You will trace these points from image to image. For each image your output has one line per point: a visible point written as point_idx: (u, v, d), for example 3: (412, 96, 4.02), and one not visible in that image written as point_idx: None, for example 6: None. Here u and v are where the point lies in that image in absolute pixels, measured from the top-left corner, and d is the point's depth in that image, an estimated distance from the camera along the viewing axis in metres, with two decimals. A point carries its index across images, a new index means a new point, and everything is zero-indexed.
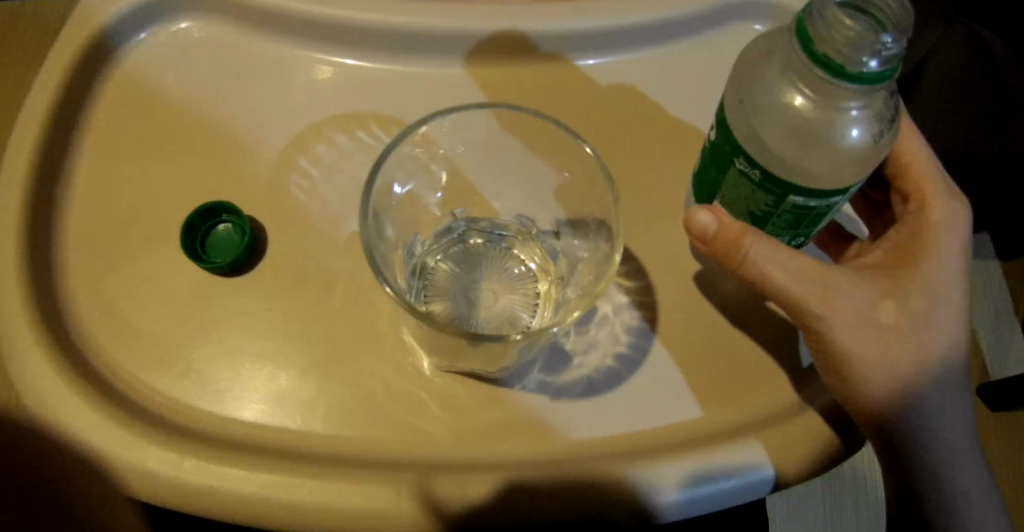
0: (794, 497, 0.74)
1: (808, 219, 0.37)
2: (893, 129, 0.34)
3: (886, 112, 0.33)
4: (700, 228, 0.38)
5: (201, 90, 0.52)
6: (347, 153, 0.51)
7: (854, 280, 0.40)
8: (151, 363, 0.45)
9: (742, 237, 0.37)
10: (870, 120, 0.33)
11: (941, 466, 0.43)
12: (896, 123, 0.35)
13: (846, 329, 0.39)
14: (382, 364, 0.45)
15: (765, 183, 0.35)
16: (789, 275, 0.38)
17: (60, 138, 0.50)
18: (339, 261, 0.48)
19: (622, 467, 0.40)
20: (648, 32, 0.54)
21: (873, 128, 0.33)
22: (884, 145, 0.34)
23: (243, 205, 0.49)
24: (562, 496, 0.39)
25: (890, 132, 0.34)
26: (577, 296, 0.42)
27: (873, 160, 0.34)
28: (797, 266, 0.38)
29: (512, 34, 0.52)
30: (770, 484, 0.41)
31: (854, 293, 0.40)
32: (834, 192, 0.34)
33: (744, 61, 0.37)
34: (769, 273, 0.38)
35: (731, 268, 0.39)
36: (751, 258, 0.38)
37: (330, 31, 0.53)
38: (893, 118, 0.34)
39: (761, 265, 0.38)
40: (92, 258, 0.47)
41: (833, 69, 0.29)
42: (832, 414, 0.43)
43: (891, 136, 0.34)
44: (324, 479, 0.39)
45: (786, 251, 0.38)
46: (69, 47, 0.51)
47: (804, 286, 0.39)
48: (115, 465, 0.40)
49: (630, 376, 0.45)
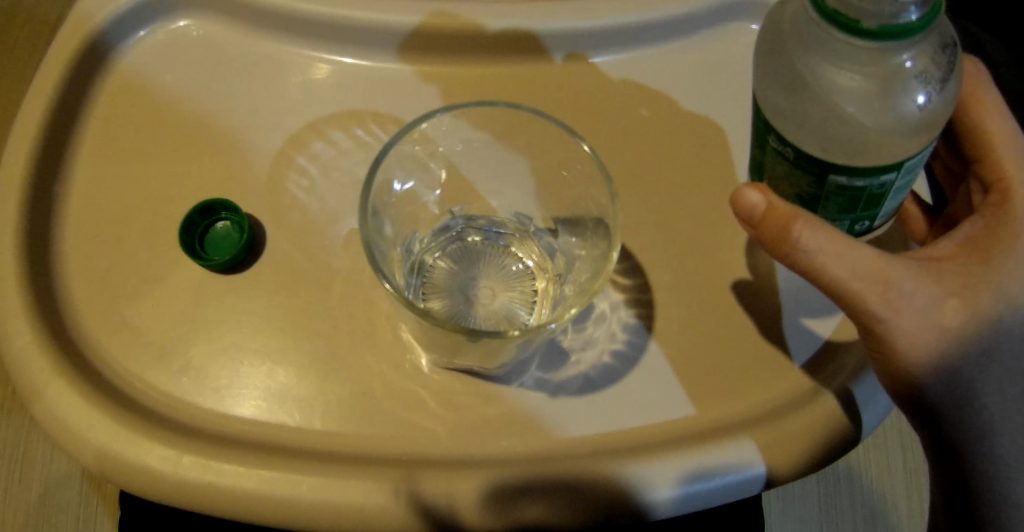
0: (791, 494, 0.74)
1: (864, 200, 0.36)
2: (950, 86, 0.32)
3: (934, 69, 0.31)
4: (749, 204, 0.38)
5: (200, 88, 0.53)
6: (346, 151, 0.51)
7: (920, 275, 0.38)
8: (150, 360, 0.45)
9: (791, 225, 0.36)
10: (915, 81, 0.31)
11: (991, 470, 0.43)
12: (953, 79, 0.32)
13: (905, 323, 0.38)
14: (381, 362, 0.45)
15: (799, 161, 0.35)
16: (847, 269, 0.37)
17: (59, 136, 0.50)
18: (338, 258, 0.48)
19: (621, 464, 0.41)
20: (646, 32, 0.54)
21: (918, 88, 0.31)
22: (938, 107, 0.32)
23: (241, 203, 0.50)
24: (560, 493, 0.40)
25: (944, 91, 0.32)
26: (573, 294, 0.42)
27: (923, 125, 0.32)
28: (856, 259, 0.37)
29: (510, 33, 0.52)
30: (763, 481, 0.41)
31: (920, 288, 0.38)
32: (883, 167, 0.33)
33: (779, 26, 0.35)
34: (823, 266, 0.37)
35: (781, 255, 0.38)
36: (802, 247, 0.37)
37: (328, 30, 0.53)
38: (945, 75, 0.32)
39: (815, 255, 0.37)
40: (89, 255, 0.47)
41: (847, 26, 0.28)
42: (846, 395, 0.44)
43: (946, 95, 0.32)
44: (323, 476, 0.39)
45: (843, 243, 0.37)
46: (66, 46, 0.51)
47: (862, 281, 0.37)
48: (113, 461, 0.40)
49: (627, 373, 0.45)
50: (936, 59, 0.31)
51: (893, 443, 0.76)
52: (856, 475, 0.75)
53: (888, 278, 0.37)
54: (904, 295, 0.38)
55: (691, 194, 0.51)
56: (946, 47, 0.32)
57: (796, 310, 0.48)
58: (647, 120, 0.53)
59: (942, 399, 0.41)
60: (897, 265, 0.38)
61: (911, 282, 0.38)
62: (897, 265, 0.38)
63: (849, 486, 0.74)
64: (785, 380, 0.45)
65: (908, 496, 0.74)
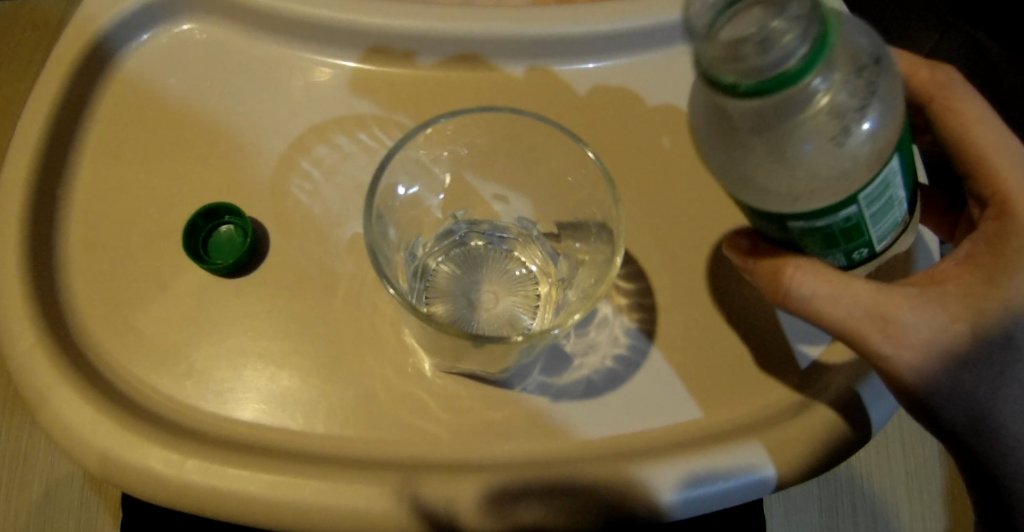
0: (792, 497, 0.75)
1: (841, 233, 0.33)
2: (873, 111, 0.29)
3: (847, 101, 0.28)
4: (739, 258, 0.40)
5: (203, 91, 0.53)
6: (350, 155, 0.51)
7: (922, 302, 0.36)
8: (153, 363, 0.45)
9: (781, 269, 0.37)
10: (829, 117, 0.28)
11: None
12: (876, 102, 0.30)
13: (906, 357, 0.36)
14: (384, 366, 0.45)
15: (758, 214, 0.33)
16: (845, 309, 0.36)
17: (63, 139, 0.50)
18: (341, 262, 0.48)
19: (629, 465, 0.41)
20: (648, 36, 0.54)
21: (831, 123, 0.28)
22: (863, 137, 0.29)
23: (244, 206, 0.50)
24: (567, 493, 0.40)
25: (865, 115, 0.29)
26: (577, 299, 0.42)
27: (857, 156, 0.30)
28: (853, 296, 0.36)
29: (512, 37, 0.53)
30: (769, 485, 0.41)
31: (924, 316, 0.36)
32: (822, 206, 0.30)
33: None
34: (820, 305, 0.36)
35: (777, 300, 0.38)
36: (795, 290, 0.36)
37: (331, 34, 0.53)
38: (863, 100, 0.29)
39: (810, 298, 0.36)
40: (93, 258, 0.47)
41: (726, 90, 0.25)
42: (842, 404, 0.43)
43: (871, 120, 0.29)
44: (326, 480, 0.39)
45: (838, 279, 0.36)
46: (70, 50, 0.51)
47: (861, 316, 0.36)
48: (117, 464, 0.40)
49: (630, 377, 0.46)
50: (849, 88, 0.29)
51: (893, 445, 0.76)
52: (857, 476, 0.75)
53: (886, 313, 0.36)
54: (904, 328, 0.36)
55: (693, 199, 0.51)
56: (859, 69, 0.29)
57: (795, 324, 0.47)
58: (649, 124, 0.53)
59: (961, 419, 0.38)
60: (894, 297, 0.36)
61: (911, 312, 0.36)
62: (895, 297, 0.36)
63: (851, 489, 0.74)
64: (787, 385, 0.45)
65: (909, 498, 0.74)
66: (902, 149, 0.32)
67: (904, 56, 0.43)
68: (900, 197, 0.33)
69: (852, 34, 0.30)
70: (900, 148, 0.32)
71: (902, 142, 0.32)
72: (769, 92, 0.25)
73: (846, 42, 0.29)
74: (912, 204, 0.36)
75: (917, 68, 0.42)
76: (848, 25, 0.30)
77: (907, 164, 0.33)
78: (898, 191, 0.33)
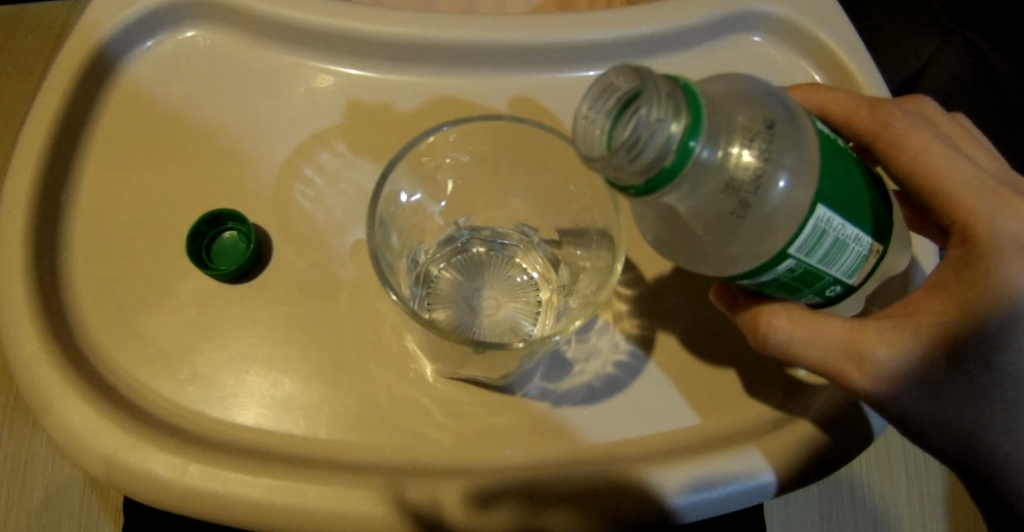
0: (793, 502, 0.75)
1: (797, 278, 0.34)
2: (774, 176, 0.30)
3: (738, 176, 0.30)
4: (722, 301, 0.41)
5: (206, 98, 0.53)
6: (352, 162, 0.52)
7: (895, 334, 0.36)
8: (157, 369, 0.45)
9: (757, 317, 0.38)
10: (726, 194, 0.30)
11: None
12: (777, 166, 0.30)
13: (884, 390, 0.36)
14: (386, 372, 0.46)
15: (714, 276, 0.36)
16: (823, 351, 0.36)
17: (67, 145, 0.50)
18: (343, 268, 0.49)
19: (637, 468, 0.41)
20: (648, 44, 0.55)
21: (729, 198, 0.30)
22: (766, 203, 0.30)
23: (247, 213, 0.50)
24: (573, 492, 0.40)
25: (764, 185, 0.30)
26: (577, 305, 0.42)
27: (767, 222, 0.31)
28: (828, 337, 0.36)
29: (513, 45, 0.53)
30: (768, 490, 0.41)
31: (898, 349, 0.36)
32: (746, 267, 0.33)
33: None
34: (798, 350, 0.37)
35: (758, 347, 0.39)
36: (773, 338, 0.37)
37: (333, 41, 0.53)
38: (759, 169, 0.30)
39: (788, 344, 0.37)
40: (97, 264, 0.47)
41: (626, 189, 0.29)
42: (826, 420, 0.43)
43: (772, 184, 0.30)
44: (329, 485, 0.40)
45: (813, 322, 0.36)
46: (75, 55, 0.52)
47: (838, 356, 0.36)
48: (119, 468, 0.40)
49: (630, 383, 0.46)
50: (741, 162, 0.30)
51: (894, 450, 0.76)
52: (857, 482, 0.75)
53: (861, 349, 0.36)
54: (880, 363, 0.36)
55: None
56: (751, 139, 0.30)
57: None
58: None
59: (952, 445, 0.38)
60: (866, 332, 0.36)
61: (885, 346, 0.36)
62: (869, 332, 0.36)
63: (851, 495, 0.75)
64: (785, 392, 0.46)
65: (909, 503, 0.74)
66: (836, 193, 0.32)
67: (844, 100, 0.42)
68: (853, 235, 0.33)
69: (742, 102, 0.31)
70: (832, 194, 0.32)
71: (837, 185, 0.32)
72: (657, 186, 0.28)
73: (735, 113, 0.30)
74: (880, 234, 0.35)
75: (856, 109, 0.41)
76: (738, 93, 0.31)
77: (852, 202, 0.33)
78: (848, 230, 0.33)
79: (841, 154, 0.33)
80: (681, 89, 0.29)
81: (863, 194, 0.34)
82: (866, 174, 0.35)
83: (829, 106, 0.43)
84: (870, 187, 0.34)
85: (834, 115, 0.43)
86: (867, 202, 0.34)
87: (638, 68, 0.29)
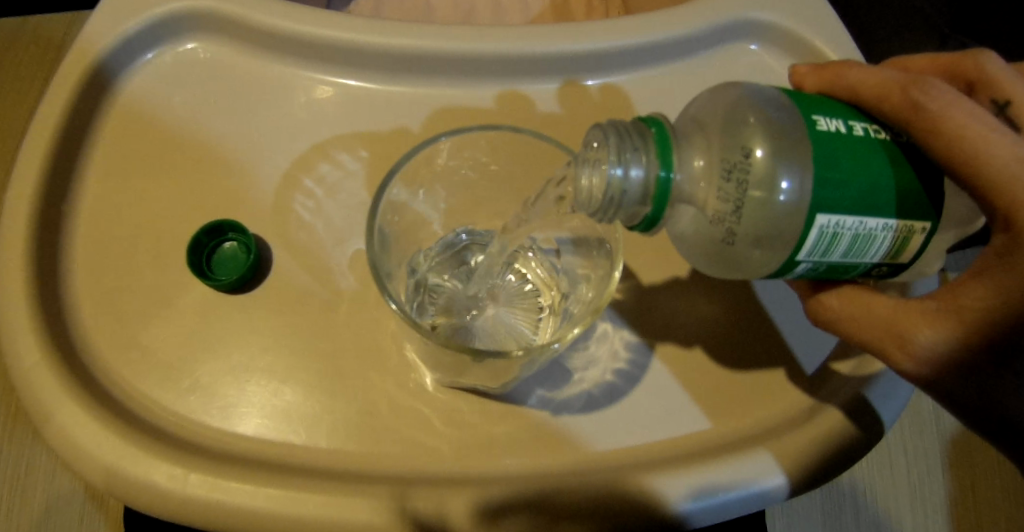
0: (794, 508, 0.75)
1: (827, 271, 0.36)
2: (763, 199, 0.33)
3: (718, 209, 0.34)
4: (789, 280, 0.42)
5: (206, 110, 0.53)
6: (352, 173, 0.52)
7: (939, 320, 0.35)
8: (157, 379, 0.45)
9: (812, 297, 0.40)
10: (717, 223, 0.34)
11: None
12: (760, 191, 0.33)
13: (927, 375, 0.35)
14: (386, 380, 0.46)
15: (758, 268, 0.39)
16: (868, 329, 0.37)
17: (67, 158, 0.51)
18: (344, 278, 0.49)
19: (644, 476, 0.41)
20: (645, 53, 0.55)
21: (717, 229, 0.35)
22: (752, 229, 0.33)
23: (247, 223, 0.50)
24: (579, 494, 0.40)
25: (746, 212, 0.33)
26: (577, 311, 0.43)
27: (758, 241, 0.34)
28: (874, 316, 0.37)
29: (510, 55, 0.53)
30: (771, 496, 0.41)
31: (940, 333, 0.35)
32: (763, 277, 0.36)
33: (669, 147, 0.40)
34: (845, 329, 0.38)
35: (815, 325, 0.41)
36: (823, 316, 0.39)
37: (332, 53, 0.54)
38: (739, 199, 0.33)
39: (835, 323, 0.39)
40: (98, 275, 0.48)
41: (634, 227, 0.37)
42: (850, 407, 0.44)
43: (757, 209, 0.33)
44: (329, 494, 0.40)
45: (863, 300, 0.37)
46: (76, 66, 0.52)
47: (880, 337, 0.37)
48: (120, 477, 0.40)
49: (630, 391, 0.46)
50: (719, 196, 0.34)
51: (896, 457, 0.76)
52: (859, 487, 0.75)
53: (902, 332, 0.36)
54: (923, 346, 0.35)
55: None
56: (728, 173, 0.34)
57: (789, 335, 0.49)
58: None
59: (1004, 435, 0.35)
60: (910, 313, 0.36)
61: (928, 328, 0.35)
62: (912, 313, 0.36)
63: (853, 501, 0.75)
64: (784, 398, 0.47)
65: (913, 510, 0.74)
66: (843, 195, 0.33)
67: (874, 80, 0.36)
68: (878, 225, 0.34)
69: (724, 137, 0.34)
70: (836, 199, 0.32)
71: (846, 185, 0.33)
72: (654, 222, 0.36)
73: (715, 150, 0.35)
74: (919, 214, 0.34)
75: (888, 91, 0.35)
76: (724, 127, 0.35)
77: (872, 194, 0.33)
78: (867, 224, 0.33)
79: (849, 146, 0.33)
80: (652, 139, 0.35)
81: (885, 180, 0.33)
82: (893, 155, 0.34)
83: (859, 86, 0.37)
84: (900, 168, 0.34)
85: (865, 97, 0.37)
86: (890, 187, 0.33)
87: (608, 124, 0.37)
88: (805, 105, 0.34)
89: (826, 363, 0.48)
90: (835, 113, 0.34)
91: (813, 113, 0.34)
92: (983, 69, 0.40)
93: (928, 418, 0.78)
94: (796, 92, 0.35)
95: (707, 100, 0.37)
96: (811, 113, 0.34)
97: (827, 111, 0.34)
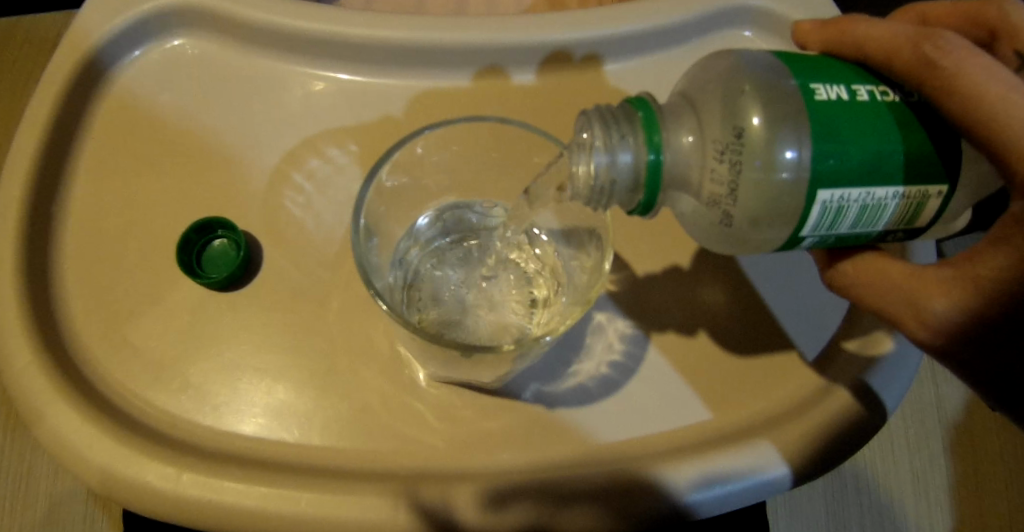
0: (797, 498, 0.74)
1: (837, 241, 0.35)
2: (763, 173, 0.32)
3: (715, 191, 0.34)
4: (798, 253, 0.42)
5: (195, 106, 0.53)
6: (342, 168, 0.52)
7: (954, 289, 0.34)
8: (149, 379, 0.45)
9: (828, 261, 0.39)
10: (719, 199, 0.34)
11: None
12: (758, 167, 0.32)
13: (938, 345, 0.35)
14: (380, 376, 0.45)
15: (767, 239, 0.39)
16: (882, 295, 0.36)
17: (55, 158, 0.50)
18: (335, 273, 0.49)
19: (645, 468, 0.41)
20: (638, 42, 0.55)
21: (714, 211, 0.34)
22: (749, 209, 0.33)
23: (238, 221, 0.50)
24: (578, 488, 0.40)
25: (742, 191, 0.33)
26: (569, 301, 0.42)
27: (756, 223, 0.33)
28: (889, 283, 0.36)
29: (502, 46, 0.53)
30: (772, 486, 0.41)
31: (954, 302, 0.34)
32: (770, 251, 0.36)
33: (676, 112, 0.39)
34: (859, 295, 0.37)
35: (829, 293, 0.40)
36: (839, 280, 0.38)
37: (322, 48, 0.53)
38: (733, 180, 0.33)
39: (850, 288, 0.38)
40: (88, 276, 0.47)
41: (629, 212, 0.38)
42: (854, 391, 0.44)
43: (754, 187, 0.32)
44: (323, 492, 0.39)
45: (879, 265, 0.37)
46: (63, 66, 0.51)
47: (894, 304, 0.36)
48: (112, 479, 0.39)
49: (625, 383, 0.46)
50: (713, 178, 0.34)
51: (898, 445, 0.76)
52: (862, 478, 0.74)
53: (916, 300, 0.35)
54: (935, 314, 0.34)
55: None
56: (721, 154, 0.33)
57: (789, 323, 0.49)
58: None
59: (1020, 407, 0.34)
60: (925, 280, 0.35)
61: (941, 296, 0.34)
62: (926, 280, 0.35)
63: (857, 490, 0.74)
64: (785, 387, 0.46)
65: (916, 499, 0.74)
66: (847, 166, 0.32)
67: (884, 36, 0.35)
68: (887, 195, 0.33)
69: (720, 111, 0.34)
70: (842, 172, 0.32)
71: (850, 157, 0.32)
72: (649, 207, 0.36)
73: (707, 128, 0.34)
74: (931, 177, 0.33)
75: (898, 47, 0.34)
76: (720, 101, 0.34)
77: (878, 163, 0.32)
78: (875, 194, 0.33)
79: (851, 113, 0.32)
80: (639, 125, 0.35)
81: (893, 147, 0.32)
82: (903, 118, 0.33)
83: (866, 43, 0.36)
84: (909, 132, 0.32)
85: (873, 54, 0.35)
86: (898, 154, 0.32)
87: (592, 110, 0.36)
88: (802, 72, 0.33)
89: (825, 351, 0.47)
90: (836, 80, 0.33)
91: (811, 81, 0.32)
92: (1006, 19, 0.39)
93: (929, 407, 0.78)
94: (793, 58, 0.34)
95: (699, 75, 0.36)
96: (809, 81, 0.32)
97: (825, 79, 0.33)
